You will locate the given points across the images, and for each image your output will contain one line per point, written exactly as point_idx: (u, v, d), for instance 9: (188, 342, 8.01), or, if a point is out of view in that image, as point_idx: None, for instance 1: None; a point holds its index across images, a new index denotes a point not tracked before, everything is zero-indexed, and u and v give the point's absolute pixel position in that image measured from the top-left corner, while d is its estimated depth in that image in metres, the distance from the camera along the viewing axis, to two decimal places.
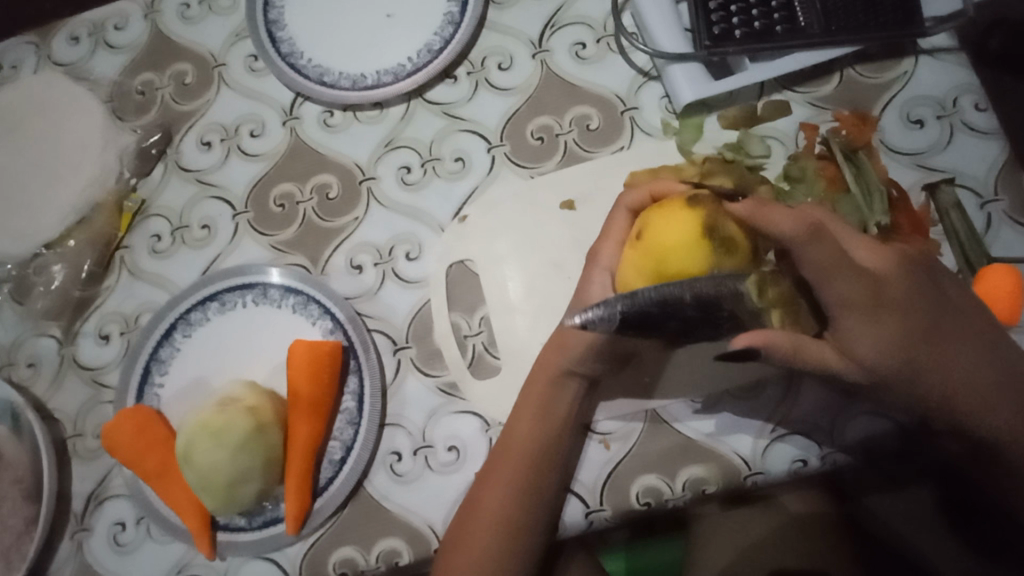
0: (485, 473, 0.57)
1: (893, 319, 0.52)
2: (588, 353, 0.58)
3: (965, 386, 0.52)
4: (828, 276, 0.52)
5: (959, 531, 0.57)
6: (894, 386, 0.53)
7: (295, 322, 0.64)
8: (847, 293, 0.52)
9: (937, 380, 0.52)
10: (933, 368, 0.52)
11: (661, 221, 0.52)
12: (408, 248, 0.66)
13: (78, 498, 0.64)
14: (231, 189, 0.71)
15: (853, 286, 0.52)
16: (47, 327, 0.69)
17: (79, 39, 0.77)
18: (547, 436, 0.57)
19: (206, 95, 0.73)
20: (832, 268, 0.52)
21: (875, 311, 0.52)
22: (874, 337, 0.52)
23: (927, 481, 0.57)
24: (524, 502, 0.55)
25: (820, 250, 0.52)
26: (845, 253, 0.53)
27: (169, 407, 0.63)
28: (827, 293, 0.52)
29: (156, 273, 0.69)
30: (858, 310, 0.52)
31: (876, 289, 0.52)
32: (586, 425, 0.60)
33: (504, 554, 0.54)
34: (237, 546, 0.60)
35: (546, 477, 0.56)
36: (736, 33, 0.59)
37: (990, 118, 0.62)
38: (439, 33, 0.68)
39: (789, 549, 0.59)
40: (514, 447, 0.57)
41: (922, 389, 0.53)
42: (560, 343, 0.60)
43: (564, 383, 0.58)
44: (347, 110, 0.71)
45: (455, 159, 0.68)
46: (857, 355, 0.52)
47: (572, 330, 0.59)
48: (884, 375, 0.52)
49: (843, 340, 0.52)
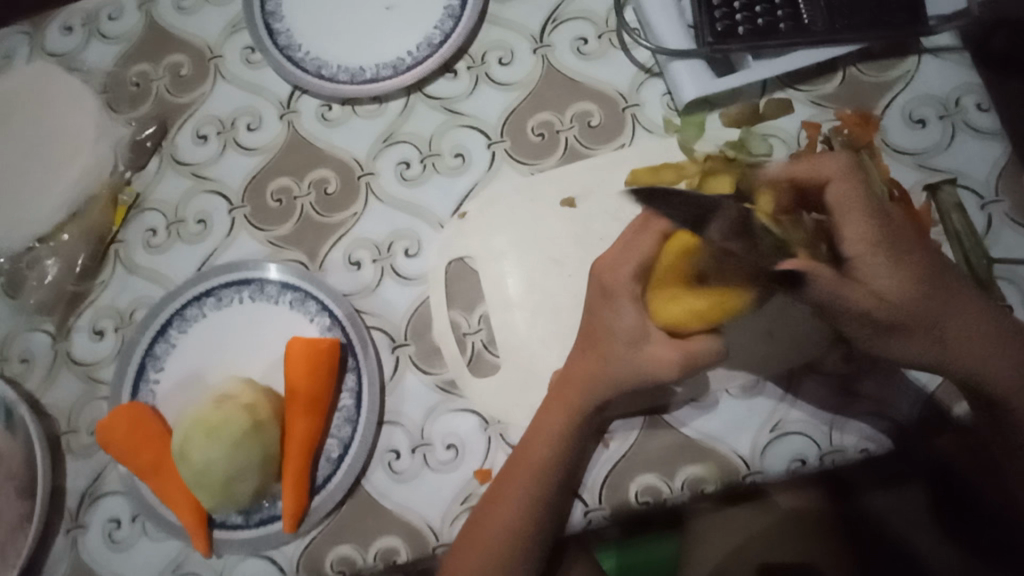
0: (498, 480, 0.57)
1: (913, 262, 0.52)
2: (633, 336, 0.55)
3: (974, 337, 0.52)
4: (850, 214, 0.52)
5: (951, 530, 0.57)
6: (916, 331, 0.52)
7: (291, 318, 0.63)
8: (868, 232, 0.52)
9: (953, 328, 0.52)
10: (952, 315, 0.52)
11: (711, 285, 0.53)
12: (407, 245, 0.66)
13: (72, 495, 0.64)
14: (227, 182, 0.70)
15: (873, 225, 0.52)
16: (41, 321, 0.68)
17: (73, 29, 0.76)
18: (562, 441, 0.56)
19: (202, 87, 0.72)
20: (855, 206, 0.52)
21: (896, 251, 0.52)
22: (899, 278, 0.51)
23: (921, 477, 0.57)
24: (532, 505, 0.55)
25: (844, 187, 0.53)
26: (869, 193, 0.53)
27: (164, 403, 0.63)
28: (849, 229, 0.52)
29: (151, 268, 0.68)
30: (878, 248, 0.52)
31: (894, 230, 0.52)
32: (600, 431, 0.59)
33: (510, 557, 0.53)
34: (234, 543, 0.60)
35: (555, 482, 0.56)
36: (739, 30, 0.59)
37: (992, 119, 0.61)
38: (440, 27, 0.67)
39: (785, 546, 0.57)
40: (527, 454, 0.56)
41: (941, 337, 0.52)
42: (584, 349, 0.58)
43: (589, 403, 0.56)
44: (345, 104, 0.70)
45: (455, 155, 0.67)
46: (881, 293, 0.51)
47: (599, 347, 0.56)
48: (906, 317, 0.51)
49: (866, 279, 0.51)
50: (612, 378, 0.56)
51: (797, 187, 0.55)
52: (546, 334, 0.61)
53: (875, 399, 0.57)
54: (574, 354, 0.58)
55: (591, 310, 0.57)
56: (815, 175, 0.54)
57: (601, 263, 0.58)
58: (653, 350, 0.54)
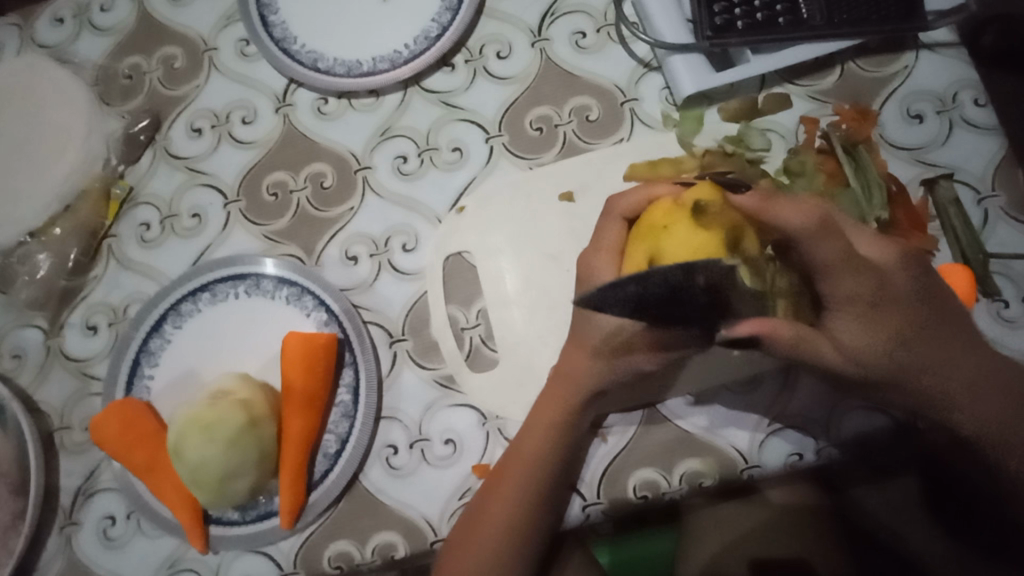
0: (494, 476, 0.57)
1: (885, 316, 0.51)
2: (609, 345, 0.56)
3: (956, 384, 0.52)
4: (830, 270, 0.50)
5: (947, 526, 0.58)
6: (892, 381, 0.53)
7: (288, 314, 0.62)
8: (847, 290, 0.50)
9: (935, 381, 0.52)
10: (935, 366, 0.52)
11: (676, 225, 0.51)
12: (405, 240, 0.65)
13: (66, 492, 0.63)
14: (222, 176, 0.69)
15: (858, 283, 0.50)
16: (32, 317, 0.67)
17: (63, 20, 0.75)
18: (560, 442, 0.56)
19: (195, 80, 0.72)
20: (840, 266, 0.49)
21: (871, 309, 0.51)
22: (868, 333, 0.51)
23: (912, 469, 0.58)
24: (526, 509, 0.55)
25: (829, 246, 0.49)
26: (853, 251, 0.50)
27: (159, 400, 0.62)
28: (822, 287, 0.51)
29: (144, 263, 0.68)
30: (853, 307, 0.51)
31: (878, 285, 0.50)
32: (598, 425, 0.59)
33: (509, 559, 0.54)
34: (230, 540, 0.59)
35: (547, 483, 0.56)
36: (738, 24, 0.59)
37: (988, 114, 0.62)
38: (437, 19, 0.66)
39: (780, 540, 0.58)
40: (519, 453, 0.56)
41: (918, 390, 0.52)
42: (576, 345, 0.57)
43: (585, 403, 0.57)
44: (341, 98, 0.69)
45: (452, 149, 0.67)
46: (846, 348, 0.52)
47: (584, 343, 0.57)
48: (877, 370, 0.52)
49: (835, 334, 0.52)
50: (603, 376, 0.56)
51: (779, 236, 0.50)
52: (545, 329, 0.61)
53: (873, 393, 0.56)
54: (563, 355, 0.58)
55: (577, 312, 0.58)
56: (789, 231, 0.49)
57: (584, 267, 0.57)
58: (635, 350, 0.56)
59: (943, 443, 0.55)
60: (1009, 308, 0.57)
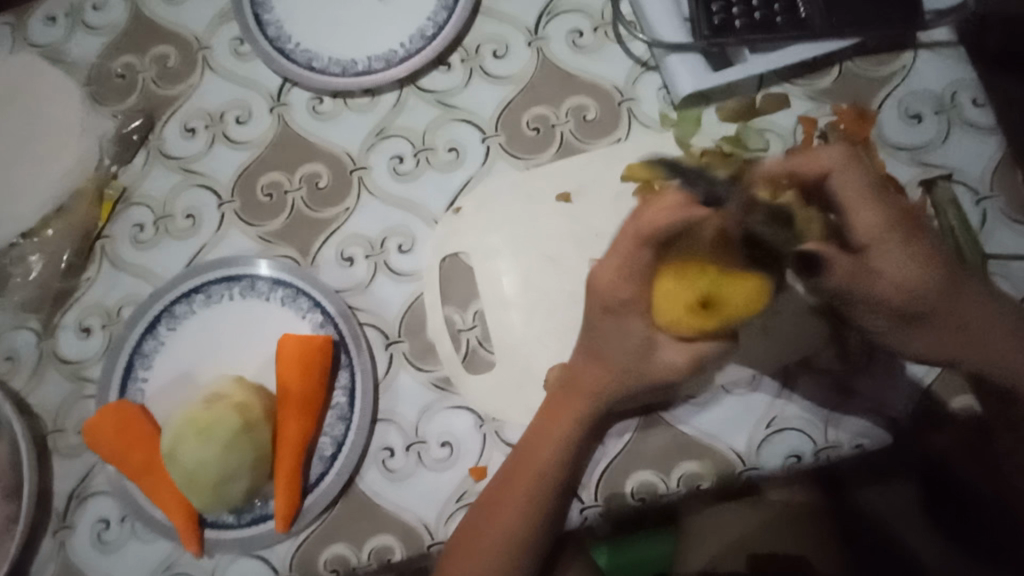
0: (499, 482, 0.56)
1: (921, 248, 0.52)
2: (632, 354, 0.56)
3: (987, 318, 0.53)
4: (857, 203, 0.52)
5: (945, 528, 0.57)
6: (936, 319, 0.52)
7: (284, 316, 0.62)
8: (874, 220, 0.52)
9: (972, 314, 0.53)
10: (973, 303, 0.53)
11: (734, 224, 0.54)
12: (401, 241, 0.65)
13: (60, 495, 0.63)
14: (217, 176, 0.69)
15: (885, 214, 0.52)
16: (25, 319, 0.67)
17: (56, 19, 0.74)
18: (569, 449, 0.56)
19: (189, 79, 0.71)
20: (868, 198, 0.52)
21: (908, 240, 0.52)
22: (914, 263, 0.52)
23: (912, 474, 0.57)
24: (528, 517, 0.54)
25: (854, 177, 0.53)
26: (878, 187, 0.53)
27: (153, 402, 0.62)
28: (859, 219, 0.52)
29: (139, 264, 0.67)
30: (895, 237, 0.52)
31: (906, 219, 0.53)
32: (602, 432, 0.59)
33: (512, 564, 0.54)
34: (225, 544, 0.59)
35: (560, 488, 0.56)
36: (736, 24, 0.58)
37: (987, 114, 0.61)
38: (433, 19, 0.66)
39: (779, 539, 0.59)
40: (531, 459, 0.56)
41: (958, 320, 0.52)
42: (591, 355, 0.57)
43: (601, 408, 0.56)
44: (337, 97, 0.69)
45: (449, 150, 0.66)
46: (898, 280, 0.51)
47: (597, 352, 0.57)
48: (924, 305, 0.52)
49: (882, 269, 0.52)
50: (627, 385, 0.56)
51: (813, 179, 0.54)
52: (542, 331, 0.61)
53: (868, 398, 0.57)
54: (577, 363, 0.58)
55: (593, 325, 0.57)
56: (820, 168, 0.54)
57: (599, 283, 0.57)
58: (663, 359, 0.56)
59: (943, 446, 0.56)
60: None
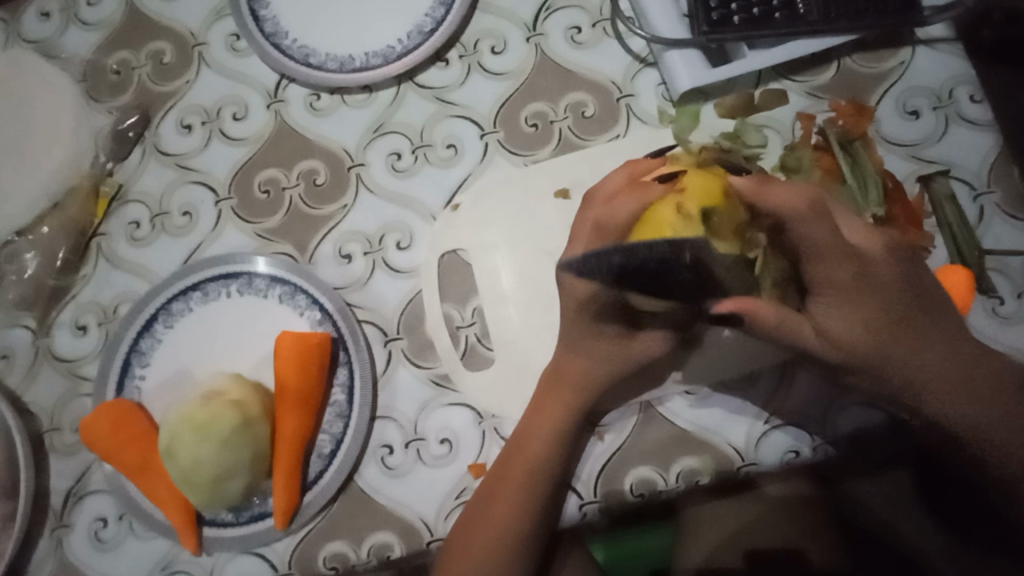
0: (495, 473, 0.57)
1: (861, 307, 0.53)
2: (604, 344, 0.57)
3: (934, 373, 0.53)
4: (813, 258, 0.53)
5: (949, 522, 0.54)
6: (865, 371, 0.54)
7: (282, 313, 0.62)
8: (821, 273, 0.53)
9: (914, 372, 0.53)
10: (906, 359, 0.53)
11: (693, 193, 0.51)
12: (399, 237, 0.65)
13: (56, 494, 0.62)
14: (213, 173, 0.68)
15: (835, 270, 0.53)
16: (20, 317, 0.66)
17: (50, 15, 0.74)
18: (562, 441, 0.56)
19: (185, 76, 0.70)
20: (820, 250, 0.53)
21: (850, 298, 0.53)
22: (847, 320, 0.53)
23: (907, 463, 0.56)
24: (528, 507, 0.55)
25: (815, 230, 0.52)
26: (835, 238, 0.53)
27: (150, 400, 0.61)
28: (806, 272, 0.53)
29: (134, 262, 0.67)
30: (837, 294, 0.53)
31: (860, 273, 0.53)
32: (594, 423, 0.59)
33: (508, 558, 0.54)
34: (223, 541, 0.59)
35: (556, 478, 0.56)
36: (735, 19, 0.58)
37: (985, 110, 0.61)
38: (431, 14, 0.66)
39: (775, 532, 0.57)
40: (522, 451, 0.56)
41: (892, 376, 0.54)
42: (571, 347, 0.58)
43: (584, 401, 0.57)
44: (334, 94, 0.68)
45: (447, 145, 0.66)
46: (829, 334, 0.54)
47: (580, 342, 0.58)
48: (857, 358, 0.54)
49: (819, 319, 0.54)
50: (607, 374, 0.58)
51: (769, 223, 0.52)
52: (542, 328, 0.61)
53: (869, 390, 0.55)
54: (560, 356, 0.59)
55: (573, 320, 0.58)
56: (777, 211, 0.52)
57: (567, 282, 0.59)
58: (645, 341, 0.57)
59: (937, 439, 0.54)
60: (1003, 304, 0.57)
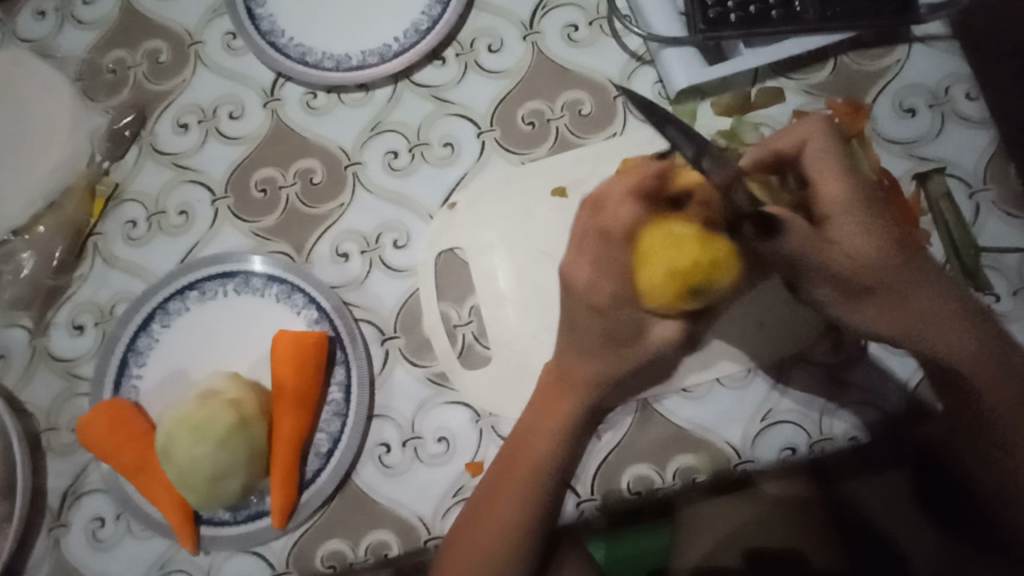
0: (503, 459, 0.58)
1: (872, 225, 0.57)
2: (605, 342, 0.59)
3: (931, 298, 0.57)
4: (829, 180, 0.57)
5: (938, 518, 0.57)
6: (876, 291, 0.57)
7: (278, 311, 0.62)
8: (835, 194, 0.57)
9: (915, 296, 0.57)
10: (907, 281, 0.57)
11: (667, 252, 0.55)
12: (396, 236, 0.65)
13: (53, 494, 0.62)
14: (209, 172, 0.68)
15: (849, 193, 0.57)
16: (16, 317, 0.66)
17: (45, 14, 0.73)
18: (562, 441, 0.58)
19: (182, 74, 0.70)
20: (835, 174, 0.58)
21: (863, 218, 0.57)
22: (861, 238, 0.57)
23: (905, 466, 0.57)
24: (528, 507, 0.57)
25: (826, 159, 0.58)
26: (850, 171, 0.58)
27: (147, 399, 0.61)
28: (824, 194, 0.57)
29: (131, 261, 0.67)
30: (851, 214, 0.57)
31: (868, 199, 0.58)
32: (594, 423, 0.59)
33: (512, 550, 0.56)
34: (220, 541, 0.59)
35: (559, 477, 0.58)
36: (731, 17, 0.58)
37: (981, 108, 0.61)
38: (427, 12, 0.66)
39: (771, 533, 0.58)
40: (527, 447, 0.58)
41: (901, 298, 0.56)
42: (577, 349, 0.59)
43: (588, 391, 0.59)
44: (330, 92, 0.68)
45: (444, 144, 0.66)
46: (848, 252, 0.56)
47: (581, 342, 0.59)
48: (868, 279, 0.56)
49: (837, 238, 0.56)
50: (614, 371, 0.59)
51: (783, 157, 0.59)
52: (538, 326, 0.61)
53: (865, 388, 0.57)
54: (561, 356, 0.60)
55: (576, 319, 0.60)
56: (797, 139, 0.59)
57: (576, 285, 0.60)
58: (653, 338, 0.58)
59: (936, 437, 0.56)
60: (1000, 301, 0.57)
